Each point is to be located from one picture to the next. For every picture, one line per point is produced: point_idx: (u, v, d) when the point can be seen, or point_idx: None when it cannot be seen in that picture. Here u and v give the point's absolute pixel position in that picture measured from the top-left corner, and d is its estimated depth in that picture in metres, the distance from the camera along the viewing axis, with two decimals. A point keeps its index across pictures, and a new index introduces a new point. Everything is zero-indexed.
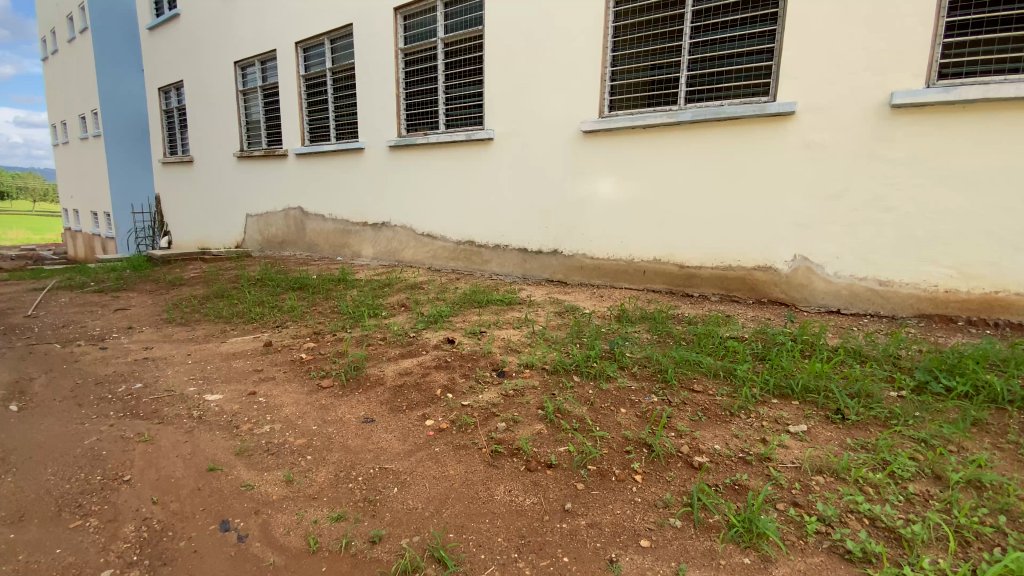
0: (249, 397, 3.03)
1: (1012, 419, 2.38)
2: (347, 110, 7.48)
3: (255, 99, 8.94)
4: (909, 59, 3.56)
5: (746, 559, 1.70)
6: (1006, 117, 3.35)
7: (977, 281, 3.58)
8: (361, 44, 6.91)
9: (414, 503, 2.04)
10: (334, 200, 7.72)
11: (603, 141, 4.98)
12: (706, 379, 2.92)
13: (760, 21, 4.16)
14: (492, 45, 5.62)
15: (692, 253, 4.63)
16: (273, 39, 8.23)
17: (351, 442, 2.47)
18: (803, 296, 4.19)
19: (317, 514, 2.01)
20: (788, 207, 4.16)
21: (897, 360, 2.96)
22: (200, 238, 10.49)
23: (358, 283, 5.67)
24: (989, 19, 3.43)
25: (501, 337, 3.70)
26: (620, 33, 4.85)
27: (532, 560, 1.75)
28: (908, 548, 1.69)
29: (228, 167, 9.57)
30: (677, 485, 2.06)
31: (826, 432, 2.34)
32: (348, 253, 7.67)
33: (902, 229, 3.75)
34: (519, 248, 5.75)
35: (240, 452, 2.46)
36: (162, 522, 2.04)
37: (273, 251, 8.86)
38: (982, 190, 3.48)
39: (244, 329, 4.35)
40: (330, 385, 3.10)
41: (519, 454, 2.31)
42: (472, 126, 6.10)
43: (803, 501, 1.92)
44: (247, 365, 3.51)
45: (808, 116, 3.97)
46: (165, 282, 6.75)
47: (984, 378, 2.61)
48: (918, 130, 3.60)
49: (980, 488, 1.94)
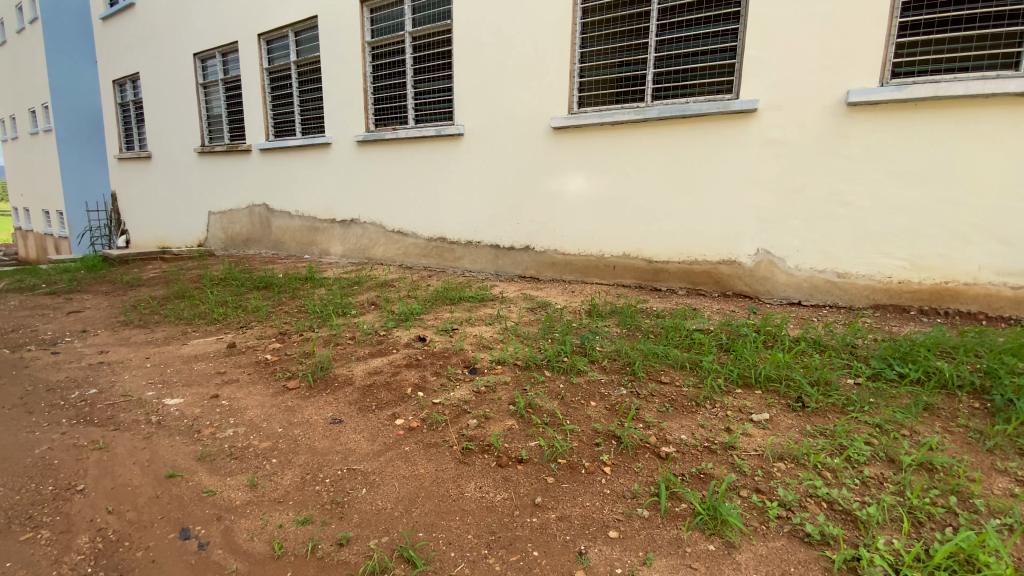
0: (212, 400, 2.93)
1: (961, 404, 2.50)
2: (313, 105, 7.29)
3: (217, 92, 8.64)
4: (864, 59, 3.69)
5: (711, 546, 1.75)
6: (955, 115, 3.51)
7: (928, 272, 3.74)
8: (327, 37, 6.75)
9: (383, 503, 2.01)
10: (300, 197, 7.54)
11: (573, 137, 5.00)
12: (673, 370, 2.98)
13: (723, 20, 4.24)
14: (461, 39, 5.57)
15: (661, 248, 4.71)
16: (234, 31, 7.96)
17: (318, 444, 2.42)
18: (765, 288, 4.31)
19: (282, 518, 1.96)
20: (752, 202, 4.26)
21: (854, 349, 3.08)
22: (160, 237, 10.08)
23: (327, 281, 5.56)
24: (940, 19, 3.57)
25: (474, 334, 3.68)
26: (588, 29, 4.86)
27: (502, 556, 1.75)
28: (864, 529, 1.76)
29: (189, 162, 9.23)
30: (644, 476, 2.10)
31: (788, 420, 2.42)
32: (316, 251, 7.49)
33: (858, 223, 3.90)
34: (491, 244, 5.73)
35: (202, 457, 2.38)
36: (117, 532, 1.96)
37: (237, 250, 8.59)
38: (932, 185, 3.64)
39: (207, 330, 4.21)
40: (297, 386, 3.03)
41: (490, 450, 2.30)
42: (441, 121, 6.04)
43: (765, 487, 1.98)
44: (209, 368, 3.39)
45: (770, 113, 4.08)
46: (123, 283, 6.49)
47: (935, 365, 2.74)
48: (873, 127, 3.74)
49: (932, 470, 2.03)
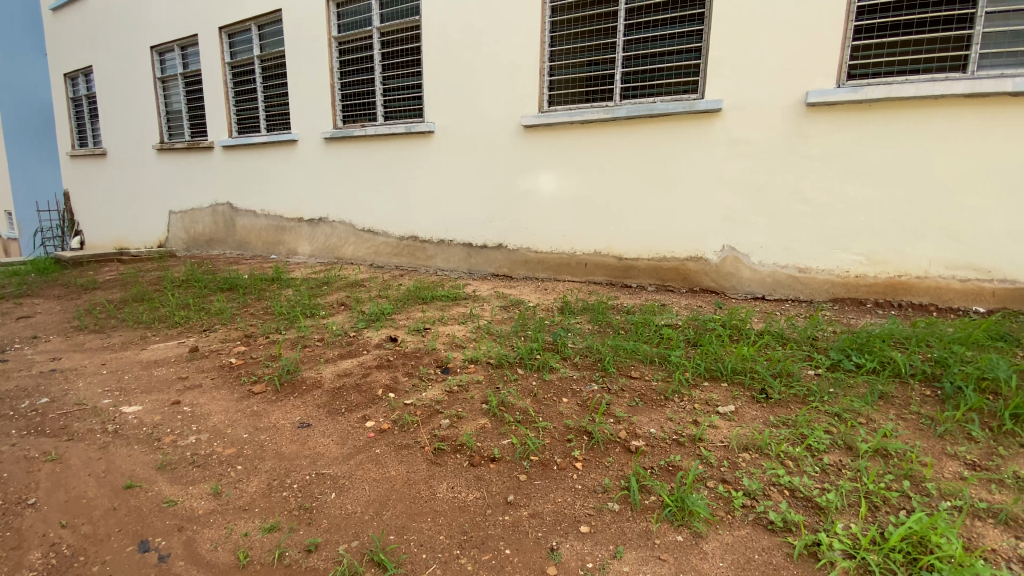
0: (173, 406, 2.83)
1: (914, 391, 2.62)
2: (278, 100, 7.11)
3: (176, 87, 8.33)
4: (822, 61, 3.82)
5: (679, 537, 1.78)
6: (906, 115, 3.67)
7: (883, 266, 3.91)
8: (292, 30, 6.57)
9: (353, 507, 1.98)
10: (265, 195, 7.34)
11: (544, 135, 5.02)
12: (642, 365, 3.03)
13: (689, 20, 4.32)
14: (430, 36, 5.51)
15: (631, 245, 4.77)
16: (193, 23, 7.69)
17: (285, 449, 2.37)
18: (731, 283, 4.42)
19: (247, 526, 1.91)
20: (717, 200, 4.35)
21: (815, 341, 3.19)
22: (117, 238, 9.65)
23: (294, 282, 5.45)
24: (892, 23, 3.71)
25: (446, 333, 3.66)
26: (558, 27, 4.87)
27: (474, 555, 1.74)
28: (823, 515, 1.83)
29: (147, 160, 8.87)
30: (615, 470, 2.13)
31: (752, 411, 2.49)
32: (283, 251, 7.31)
33: (818, 220, 4.04)
34: (463, 242, 5.71)
35: (162, 466, 2.30)
36: (71, 547, 1.87)
37: (200, 250, 8.31)
38: (886, 182, 3.80)
39: (168, 334, 4.06)
40: (263, 390, 2.95)
41: (462, 450, 2.29)
42: (411, 118, 5.97)
43: (731, 477, 2.03)
44: (170, 373, 3.27)
45: (734, 113, 4.18)
46: (77, 286, 6.19)
47: (889, 355, 2.87)
48: (830, 127, 3.88)
49: (886, 456, 2.13)
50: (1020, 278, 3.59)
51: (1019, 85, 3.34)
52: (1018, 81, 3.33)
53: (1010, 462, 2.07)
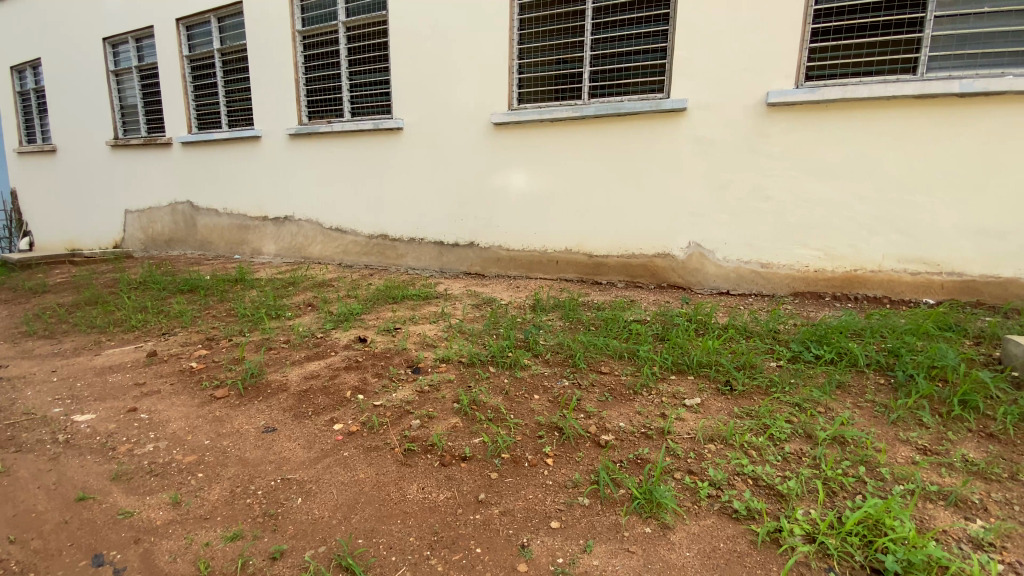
0: (129, 414, 2.71)
1: (869, 380, 2.74)
2: (240, 95, 6.89)
3: (132, 81, 7.99)
4: (781, 63, 3.94)
5: (647, 529, 1.81)
6: (862, 115, 3.82)
7: (840, 261, 4.06)
8: (253, 22, 6.37)
9: (320, 512, 1.94)
10: (228, 194, 7.11)
11: (513, 133, 5.02)
12: (612, 360, 3.07)
13: (654, 21, 4.39)
14: (398, 33, 5.45)
15: (601, 242, 4.82)
16: (148, 14, 7.38)
17: (249, 455, 2.30)
18: (697, 279, 4.52)
19: (208, 536, 1.85)
20: (683, 197, 4.44)
21: (776, 334, 3.30)
22: (68, 239, 9.17)
23: (259, 282, 5.30)
24: (846, 26, 3.85)
25: (417, 333, 3.62)
26: (526, 25, 4.87)
27: (444, 555, 1.73)
28: (785, 502, 1.89)
29: (100, 157, 8.48)
30: (585, 465, 2.15)
31: (717, 403, 2.55)
32: (247, 250, 7.08)
33: (779, 216, 4.16)
34: (434, 240, 5.66)
35: (117, 476, 2.20)
36: (20, 564, 1.78)
37: (159, 251, 7.99)
38: (842, 180, 3.95)
39: (124, 339, 3.89)
40: (226, 395, 2.85)
41: (433, 450, 2.28)
42: (379, 115, 5.88)
43: (697, 468, 2.08)
44: (126, 380, 3.13)
45: (699, 113, 4.26)
46: (24, 290, 5.85)
47: (846, 346, 2.99)
48: (790, 127, 4.01)
49: (844, 443, 2.21)
50: (966, 271, 3.77)
51: (965, 86, 3.49)
52: (964, 82, 3.49)
53: (958, 446, 2.18)
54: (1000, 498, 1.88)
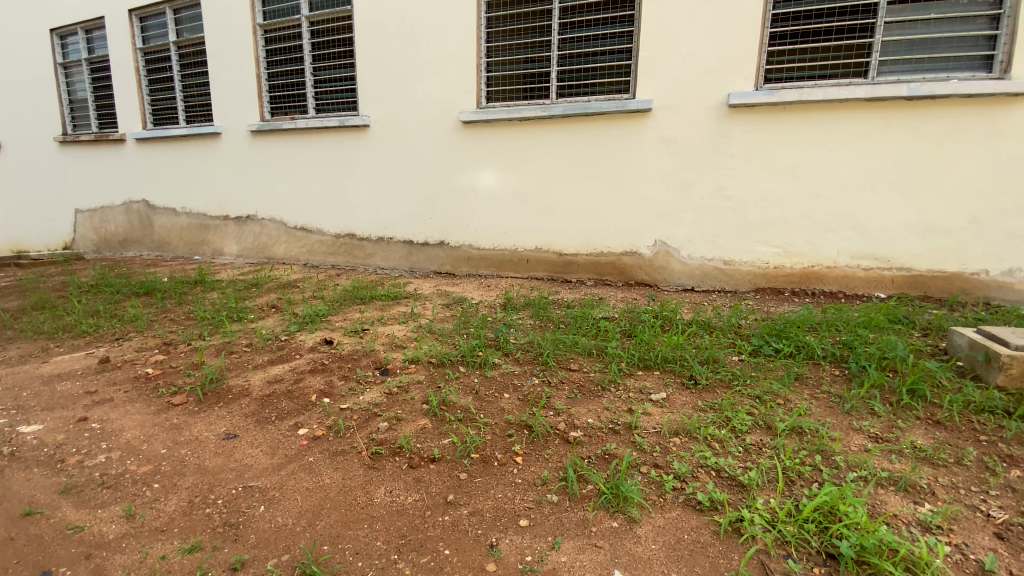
0: (80, 424, 2.58)
1: (825, 372, 2.85)
2: (198, 90, 6.65)
3: (81, 74, 7.62)
4: (741, 65, 4.05)
5: (614, 523, 1.84)
6: (817, 116, 3.96)
7: (798, 258, 4.21)
8: (211, 15, 6.15)
9: (284, 519, 1.89)
10: (185, 192, 6.85)
11: (482, 132, 5.00)
12: (581, 357, 3.10)
13: (619, 21, 4.45)
14: (363, 29, 5.35)
15: (570, 241, 4.86)
16: (98, 4, 7.04)
17: (208, 463, 2.23)
18: (663, 277, 4.60)
19: (165, 548, 1.78)
20: (650, 196, 4.51)
21: (738, 329, 3.40)
22: (12, 241, 8.65)
23: (220, 284, 5.13)
24: (802, 31, 4.00)
25: (386, 333, 3.58)
26: (494, 24, 4.86)
27: (412, 558, 1.71)
28: (746, 492, 1.94)
29: (48, 154, 8.05)
30: (554, 462, 2.17)
31: (682, 397, 2.61)
32: (208, 251, 6.84)
33: (741, 215, 4.28)
34: (403, 240, 5.59)
35: (66, 489, 2.10)
36: None
37: (113, 252, 7.63)
38: (799, 179, 4.10)
39: (74, 345, 3.70)
40: (184, 401, 2.75)
41: (401, 453, 2.25)
42: (345, 111, 5.76)
43: (662, 462, 2.13)
44: (75, 388, 2.98)
45: (663, 113, 4.34)
46: None
47: (803, 340, 3.10)
48: (750, 127, 4.13)
49: (801, 433, 2.30)
50: (914, 266, 3.96)
51: (912, 90, 3.68)
52: (912, 86, 3.67)
53: (907, 433, 2.29)
54: (946, 483, 1.99)
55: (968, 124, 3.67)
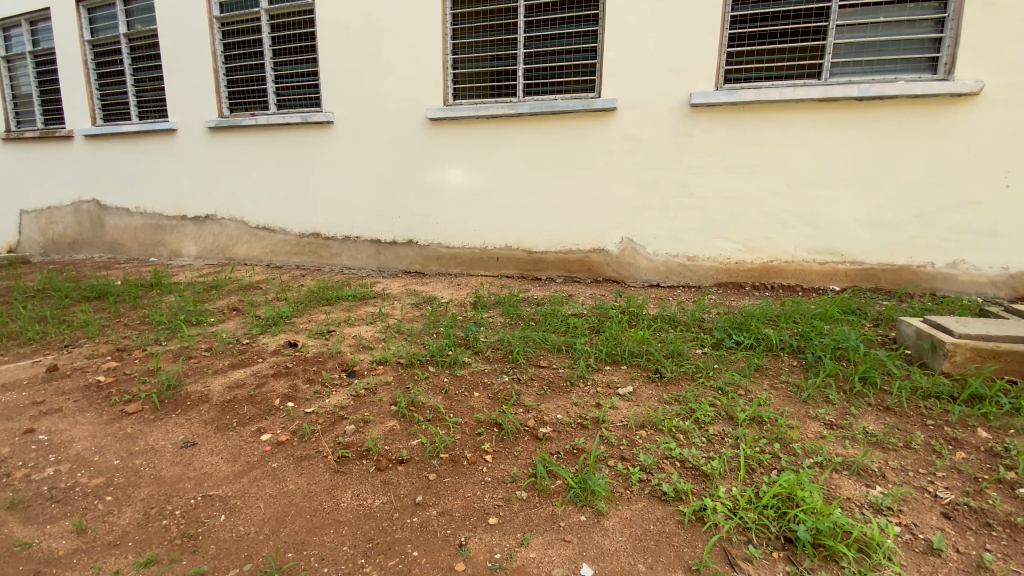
0: (26, 436, 2.45)
1: (784, 362, 2.95)
2: (152, 85, 6.37)
3: (24, 67, 7.21)
4: (702, 65, 4.15)
5: (582, 517, 1.87)
6: (775, 115, 4.09)
7: (759, 253, 4.34)
8: (163, 7, 5.90)
9: (246, 528, 1.84)
10: (139, 191, 6.56)
11: (449, 129, 4.96)
12: (550, 354, 3.13)
13: (584, 20, 4.49)
14: (326, 24, 5.23)
15: (539, 239, 4.88)
16: None
17: (165, 472, 2.15)
18: (630, 273, 4.67)
19: (119, 563, 1.71)
20: (615, 194, 4.58)
21: (701, 323, 3.49)
22: None
23: (178, 287, 4.95)
24: (760, 32, 4.11)
25: (352, 335, 3.52)
26: (460, 20, 4.83)
27: (380, 562, 1.70)
28: (709, 481, 2.00)
29: None
30: (523, 459, 2.18)
31: (648, 391, 2.67)
32: (165, 252, 6.58)
33: (704, 212, 4.39)
34: (370, 239, 5.50)
35: (11, 506, 1.99)
36: None
37: (62, 255, 7.26)
38: (758, 177, 4.23)
39: (18, 354, 3.50)
40: (139, 410, 2.64)
41: (368, 455, 2.22)
42: (308, 108, 5.62)
43: (629, 455, 2.17)
44: (20, 399, 2.82)
45: (628, 112, 4.41)
46: None
47: (763, 332, 3.21)
48: (712, 126, 4.23)
49: (761, 422, 2.38)
50: (866, 260, 4.15)
51: (863, 90, 3.85)
52: (862, 87, 3.84)
53: (860, 420, 2.40)
54: (896, 465, 2.09)
55: (913, 124, 3.87)
